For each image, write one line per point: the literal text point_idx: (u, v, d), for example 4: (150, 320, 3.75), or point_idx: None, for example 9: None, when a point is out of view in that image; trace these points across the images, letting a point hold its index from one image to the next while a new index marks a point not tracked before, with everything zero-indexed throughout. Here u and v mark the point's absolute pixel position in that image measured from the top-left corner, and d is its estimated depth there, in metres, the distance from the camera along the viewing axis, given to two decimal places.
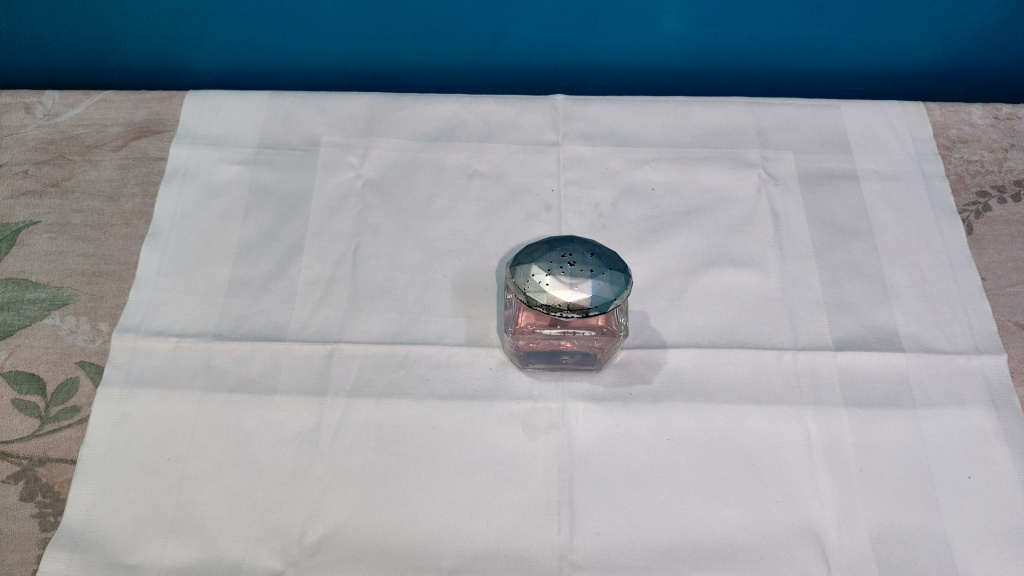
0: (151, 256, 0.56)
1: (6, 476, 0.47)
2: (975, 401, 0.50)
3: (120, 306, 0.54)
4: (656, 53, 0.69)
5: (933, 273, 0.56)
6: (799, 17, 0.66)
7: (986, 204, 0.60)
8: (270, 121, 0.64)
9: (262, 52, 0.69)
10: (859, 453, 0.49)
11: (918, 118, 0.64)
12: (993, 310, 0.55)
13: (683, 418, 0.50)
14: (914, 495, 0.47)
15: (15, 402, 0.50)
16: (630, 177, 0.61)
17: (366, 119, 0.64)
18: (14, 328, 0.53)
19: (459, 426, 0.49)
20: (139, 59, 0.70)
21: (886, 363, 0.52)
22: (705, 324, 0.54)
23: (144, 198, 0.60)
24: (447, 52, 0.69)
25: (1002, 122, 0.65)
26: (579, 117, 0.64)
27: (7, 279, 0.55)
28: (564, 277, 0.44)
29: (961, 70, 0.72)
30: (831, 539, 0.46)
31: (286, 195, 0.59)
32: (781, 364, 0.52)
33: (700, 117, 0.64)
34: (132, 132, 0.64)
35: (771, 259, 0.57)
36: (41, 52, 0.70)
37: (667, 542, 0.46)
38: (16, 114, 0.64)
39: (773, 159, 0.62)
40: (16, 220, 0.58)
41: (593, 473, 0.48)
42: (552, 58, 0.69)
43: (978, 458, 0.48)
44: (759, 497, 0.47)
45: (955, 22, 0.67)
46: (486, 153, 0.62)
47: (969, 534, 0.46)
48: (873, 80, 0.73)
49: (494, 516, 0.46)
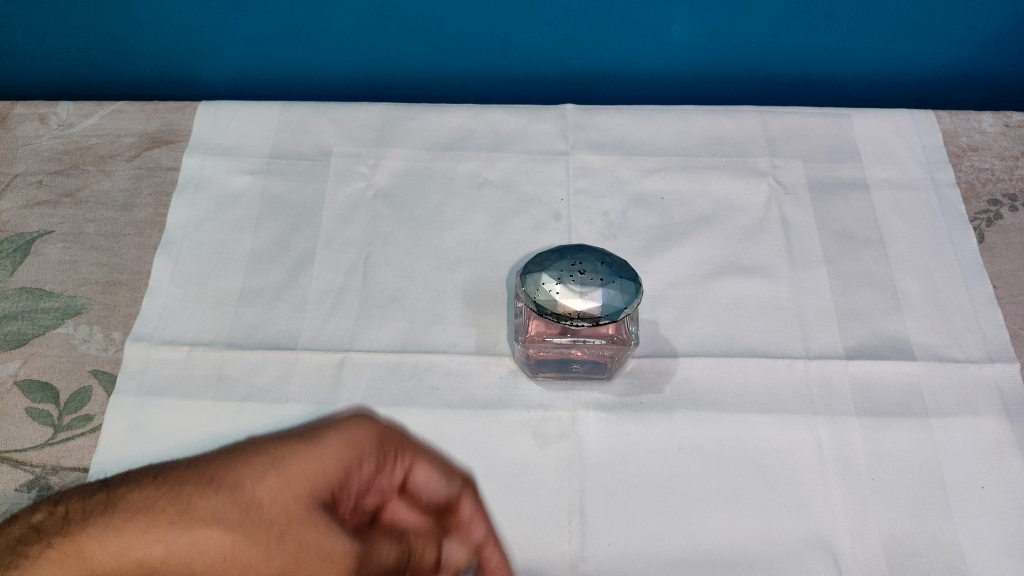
0: (164, 265, 0.57)
1: (20, 484, 0.47)
2: (987, 409, 0.50)
3: (133, 315, 0.54)
4: (665, 62, 0.69)
5: (944, 282, 0.56)
6: (808, 27, 0.66)
7: (997, 212, 0.60)
8: (282, 130, 0.64)
9: (274, 64, 0.70)
10: (871, 463, 0.48)
11: (928, 126, 0.64)
12: (1004, 319, 0.54)
13: (694, 427, 0.50)
14: (927, 504, 0.47)
15: (29, 412, 0.50)
16: (639, 185, 0.61)
17: (377, 129, 0.64)
18: (28, 337, 0.53)
19: (470, 435, 0.49)
20: (152, 70, 0.71)
21: (898, 372, 0.52)
22: (716, 332, 0.54)
23: (157, 208, 0.60)
24: (457, 62, 0.69)
25: (1012, 130, 0.65)
26: (588, 127, 0.64)
27: (22, 289, 0.56)
28: (574, 285, 0.44)
29: (971, 77, 0.71)
30: (844, 549, 0.45)
31: (298, 204, 0.60)
32: (792, 373, 0.52)
33: (709, 126, 0.65)
34: (145, 142, 0.64)
35: (782, 267, 0.57)
36: (55, 63, 0.71)
37: (678, 552, 0.45)
38: (30, 124, 0.65)
39: (783, 167, 0.62)
40: (31, 230, 0.59)
41: (604, 482, 0.48)
42: (561, 67, 0.70)
43: (992, 468, 0.48)
44: (771, 506, 0.47)
45: (967, 31, 0.67)
46: (496, 162, 0.62)
47: (984, 545, 0.45)
48: (883, 88, 0.73)
49: (505, 525, 0.46)
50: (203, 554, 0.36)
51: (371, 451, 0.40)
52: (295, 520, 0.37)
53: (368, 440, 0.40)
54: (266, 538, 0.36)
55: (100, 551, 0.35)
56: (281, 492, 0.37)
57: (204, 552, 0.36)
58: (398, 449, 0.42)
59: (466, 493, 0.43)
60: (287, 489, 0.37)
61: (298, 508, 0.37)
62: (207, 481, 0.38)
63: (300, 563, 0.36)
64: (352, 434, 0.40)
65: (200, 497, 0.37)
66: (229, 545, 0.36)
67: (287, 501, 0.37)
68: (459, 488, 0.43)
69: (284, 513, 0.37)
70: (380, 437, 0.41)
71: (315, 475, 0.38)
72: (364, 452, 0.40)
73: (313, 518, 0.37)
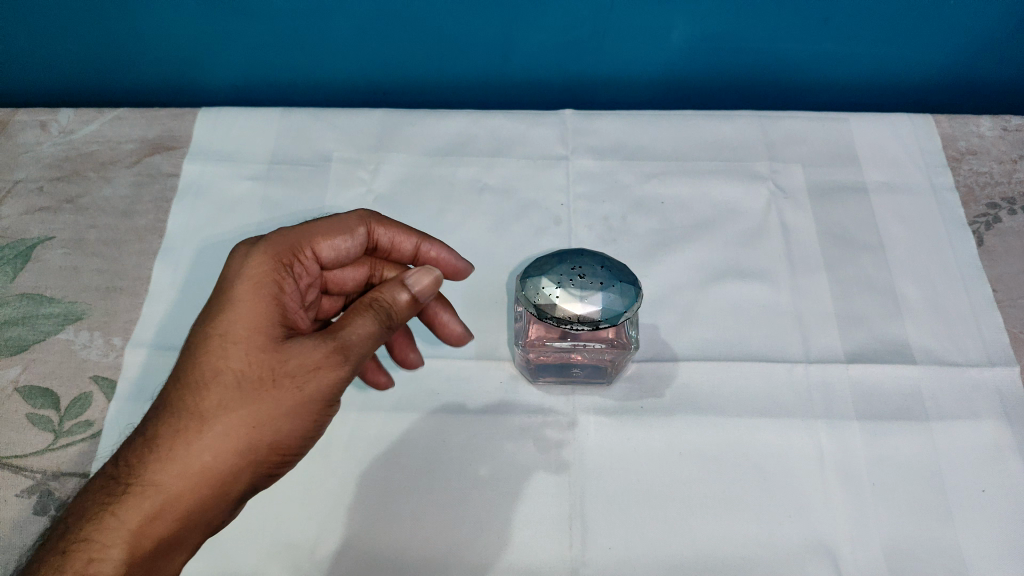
0: (165, 271, 0.57)
1: (21, 490, 0.47)
2: (988, 413, 0.50)
3: (133, 321, 0.54)
4: (664, 68, 0.70)
5: (944, 286, 0.56)
6: (807, 32, 0.66)
7: (996, 216, 0.60)
8: (282, 137, 0.64)
9: (275, 71, 0.71)
10: (872, 467, 0.48)
11: (926, 130, 0.64)
12: (1004, 322, 0.54)
13: (695, 431, 0.50)
14: (928, 508, 0.46)
15: (29, 417, 0.50)
16: (639, 190, 0.61)
17: (377, 135, 0.64)
18: (28, 343, 0.53)
19: (470, 440, 0.49)
20: (153, 77, 0.71)
21: (898, 376, 0.52)
22: (716, 336, 0.54)
23: (158, 214, 0.60)
24: (457, 69, 0.70)
25: (1011, 134, 0.65)
26: (588, 132, 0.65)
27: (22, 295, 0.56)
28: (574, 289, 0.44)
29: (970, 81, 0.72)
30: (845, 553, 0.45)
31: (298, 210, 0.60)
32: (792, 377, 0.52)
33: (709, 131, 0.65)
34: (146, 148, 0.64)
35: (782, 272, 0.57)
36: (57, 70, 0.71)
37: (679, 557, 0.45)
38: (31, 131, 0.65)
39: (782, 172, 0.62)
40: (32, 236, 0.59)
41: (604, 487, 0.48)
42: (560, 73, 0.70)
43: (993, 471, 0.48)
44: (772, 510, 0.47)
45: (965, 36, 0.67)
46: (496, 167, 0.63)
47: (985, 549, 0.45)
48: (882, 93, 0.73)
49: (506, 530, 0.46)
50: (225, 433, 0.40)
51: (280, 271, 0.45)
52: (269, 360, 0.41)
53: (263, 260, 0.44)
54: (253, 392, 0.40)
55: (150, 488, 0.39)
56: (236, 355, 0.41)
57: (220, 431, 0.39)
58: (295, 246, 0.47)
59: (368, 223, 0.50)
60: (245, 351, 0.41)
61: (259, 348, 0.41)
62: (166, 391, 0.41)
63: (300, 380, 0.41)
64: (248, 266, 0.44)
65: (177, 409, 0.40)
66: (236, 414, 0.40)
67: (254, 353, 0.41)
68: (360, 224, 0.50)
69: (253, 366, 0.41)
70: (276, 257, 0.45)
71: (252, 313, 0.42)
72: (272, 269, 0.44)
73: (286, 348, 0.41)
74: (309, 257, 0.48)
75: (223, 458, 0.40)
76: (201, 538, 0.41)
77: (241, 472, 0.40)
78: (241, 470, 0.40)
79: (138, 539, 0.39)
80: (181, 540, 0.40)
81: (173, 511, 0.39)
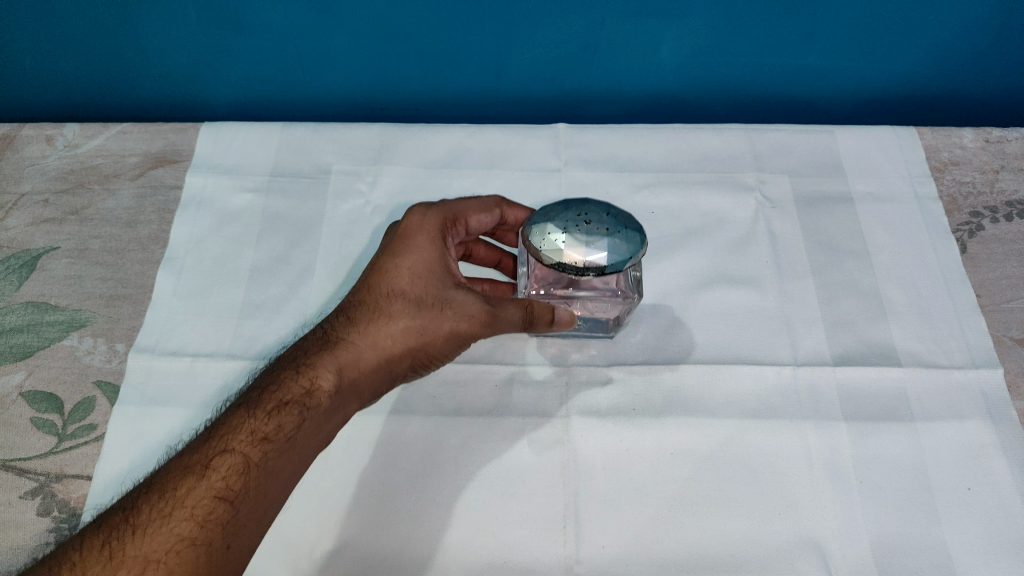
0: (167, 279, 0.58)
1: (24, 492, 0.48)
2: (973, 413, 0.51)
3: (136, 328, 0.56)
4: (656, 81, 0.72)
5: (928, 290, 0.58)
6: (792, 47, 0.68)
7: (979, 224, 0.62)
8: (283, 150, 0.66)
9: (277, 87, 0.73)
10: (859, 466, 0.49)
11: (910, 142, 0.66)
12: (987, 326, 0.56)
13: (686, 432, 0.51)
14: (913, 505, 0.48)
15: (33, 421, 0.51)
16: (630, 201, 0.63)
17: (376, 147, 0.66)
18: (33, 349, 0.55)
19: (465, 442, 0.50)
20: (157, 92, 0.73)
21: (885, 377, 0.53)
22: (707, 340, 0.55)
23: (161, 224, 0.62)
24: (454, 85, 0.72)
25: (992, 145, 0.67)
26: (581, 144, 0.66)
27: (28, 303, 0.57)
28: (579, 235, 0.45)
29: (953, 94, 0.74)
30: (834, 550, 0.46)
31: (299, 220, 0.62)
32: (780, 379, 0.53)
33: (699, 143, 0.67)
34: (149, 161, 0.66)
35: (769, 278, 0.58)
36: (63, 85, 0.73)
37: (671, 554, 0.46)
38: (37, 145, 0.67)
39: (769, 182, 0.64)
40: (37, 246, 0.61)
41: (598, 487, 0.49)
42: (554, 88, 0.72)
43: (978, 470, 0.49)
44: (760, 509, 0.48)
45: (946, 51, 0.69)
46: (490, 179, 0.64)
47: (970, 544, 0.46)
48: (867, 106, 0.75)
49: (502, 530, 0.47)
50: (406, 330, 0.48)
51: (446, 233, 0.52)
52: (442, 292, 0.49)
53: (435, 217, 0.52)
54: (428, 310, 0.49)
55: (347, 347, 0.48)
56: (418, 280, 0.50)
57: (403, 327, 0.48)
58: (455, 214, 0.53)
59: (502, 207, 0.55)
60: (425, 279, 0.50)
61: (434, 279, 0.50)
62: (361, 291, 0.50)
63: (462, 317, 0.49)
64: (427, 220, 0.52)
65: (369, 304, 0.49)
66: (415, 319, 0.48)
67: (431, 284, 0.50)
68: (496, 206, 0.55)
69: (427, 294, 0.49)
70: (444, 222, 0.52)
71: (432, 251, 0.51)
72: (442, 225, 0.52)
73: (450, 288, 0.50)
74: (463, 228, 0.54)
75: (400, 347, 0.48)
76: (367, 399, 0.48)
77: (406, 363, 0.49)
78: (406, 364, 0.49)
79: (335, 378, 0.47)
80: (355, 396, 0.48)
81: (360, 369, 0.48)
